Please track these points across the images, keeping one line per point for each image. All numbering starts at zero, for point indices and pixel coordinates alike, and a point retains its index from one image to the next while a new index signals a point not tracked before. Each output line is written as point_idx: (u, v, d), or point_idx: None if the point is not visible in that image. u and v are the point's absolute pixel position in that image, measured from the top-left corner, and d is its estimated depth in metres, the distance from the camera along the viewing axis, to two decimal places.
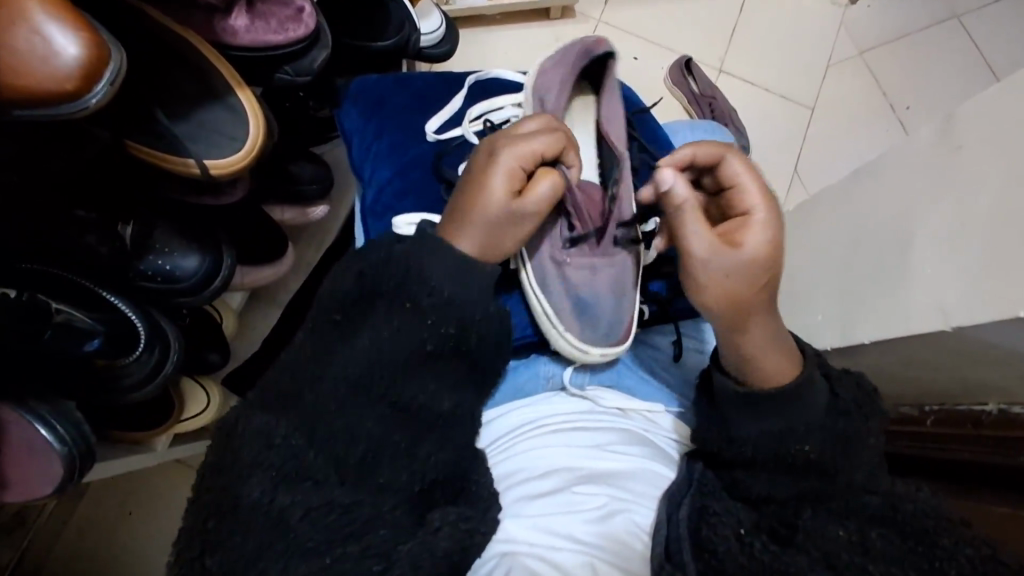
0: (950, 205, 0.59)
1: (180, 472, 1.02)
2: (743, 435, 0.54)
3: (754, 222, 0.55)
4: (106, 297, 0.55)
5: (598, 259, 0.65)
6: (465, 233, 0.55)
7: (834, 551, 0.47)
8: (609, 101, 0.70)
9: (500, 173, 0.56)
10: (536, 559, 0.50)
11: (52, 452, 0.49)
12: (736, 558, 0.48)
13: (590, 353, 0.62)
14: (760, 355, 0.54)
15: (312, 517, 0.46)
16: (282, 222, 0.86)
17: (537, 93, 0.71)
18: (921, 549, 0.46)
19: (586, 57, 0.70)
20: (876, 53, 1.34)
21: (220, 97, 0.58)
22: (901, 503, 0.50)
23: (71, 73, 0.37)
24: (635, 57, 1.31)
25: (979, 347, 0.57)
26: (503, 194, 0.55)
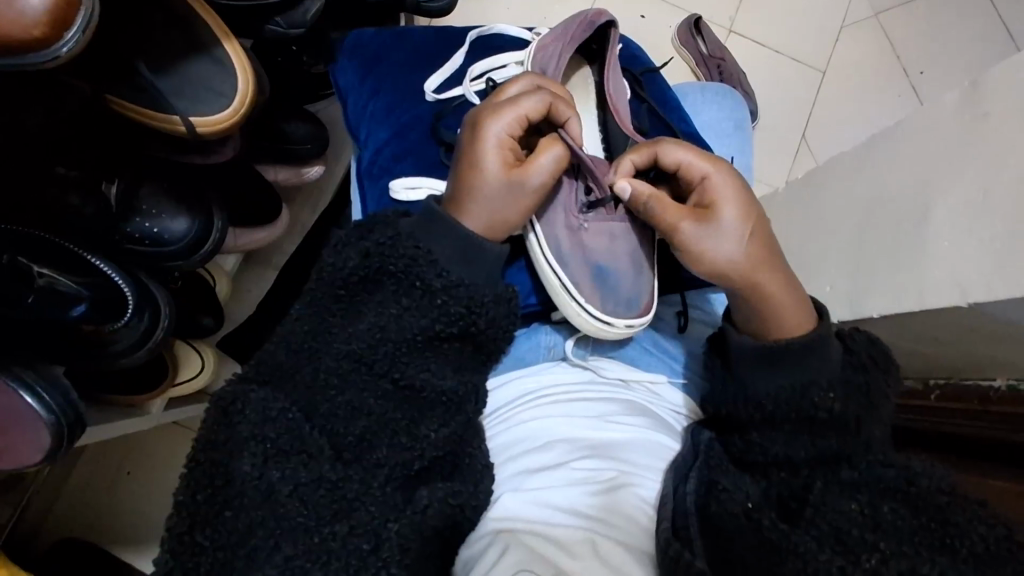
0: (975, 175, 0.57)
1: (177, 433, 1.01)
2: (762, 391, 0.54)
3: (712, 182, 0.56)
4: (90, 261, 0.53)
5: (616, 225, 0.62)
6: (466, 211, 0.54)
7: (845, 527, 0.46)
8: (615, 73, 0.67)
9: (492, 145, 0.54)
10: (532, 533, 0.49)
11: (40, 421, 0.47)
12: (746, 535, 0.48)
13: (614, 326, 0.60)
14: (782, 309, 0.55)
15: (302, 492, 0.48)
16: (276, 182, 0.83)
17: (535, 61, 0.67)
18: (933, 525, 0.45)
19: (590, 26, 0.67)
20: (893, 13, 1.29)
21: (206, 49, 0.54)
22: (917, 477, 0.48)
23: (39, 19, 0.34)
24: (642, 15, 1.26)
25: (994, 323, 0.56)
26: (495, 164, 0.54)
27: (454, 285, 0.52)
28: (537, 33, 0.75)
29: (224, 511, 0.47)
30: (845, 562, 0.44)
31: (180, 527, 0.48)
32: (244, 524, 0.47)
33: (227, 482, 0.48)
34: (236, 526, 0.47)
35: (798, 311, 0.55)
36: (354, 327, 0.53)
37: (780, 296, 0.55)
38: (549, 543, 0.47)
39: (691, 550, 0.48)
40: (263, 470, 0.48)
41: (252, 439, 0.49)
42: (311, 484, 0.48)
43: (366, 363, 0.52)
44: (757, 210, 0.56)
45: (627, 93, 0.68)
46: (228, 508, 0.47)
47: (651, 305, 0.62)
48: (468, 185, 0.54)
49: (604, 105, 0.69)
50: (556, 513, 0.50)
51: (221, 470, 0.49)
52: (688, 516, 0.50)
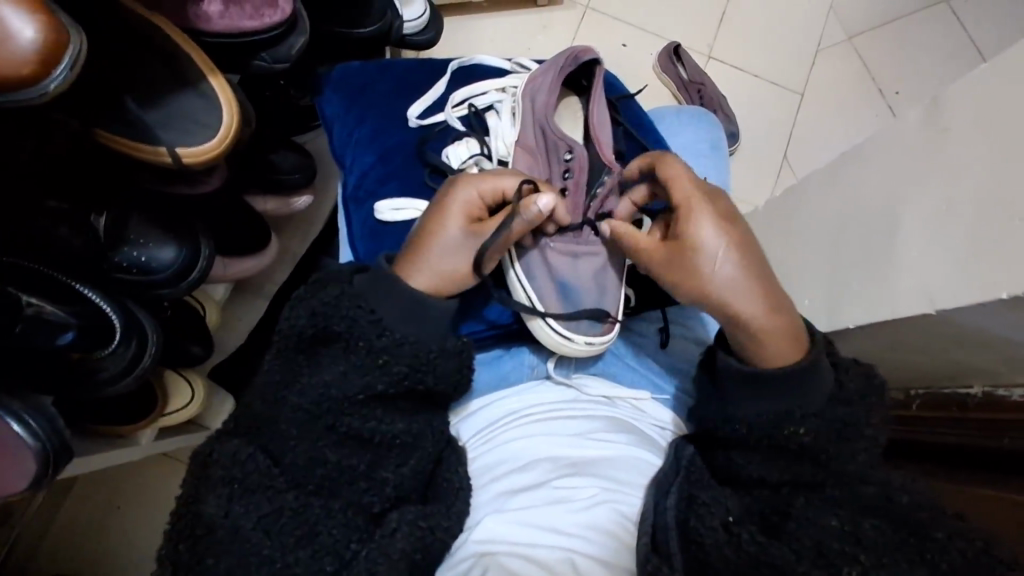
0: (941, 186, 0.58)
1: (166, 464, 1.01)
2: (739, 413, 0.55)
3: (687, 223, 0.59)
4: (77, 289, 0.53)
5: (581, 247, 0.66)
6: (419, 266, 0.57)
7: (825, 542, 0.48)
8: (598, 104, 0.69)
9: (457, 213, 0.59)
10: (512, 556, 0.49)
11: (25, 447, 0.47)
12: (723, 549, 0.49)
13: (575, 341, 0.62)
14: (766, 335, 0.54)
15: (264, 524, 0.48)
16: (265, 213, 0.85)
17: (526, 91, 0.70)
18: (913, 541, 0.47)
19: (574, 60, 0.69)
20: (865, 37, 1.34)
21: (192, 83, 0.56)
22: (896, 493, 0.50)
23: (28, 58, 0.36)
24: (623, 44, 1.30)
25: (967, 331, 0.57)
26: (458, 225, 0.58)
27: (430, 318, 0.55)
28: (516, 62, 0.78)
29: (207, 539, 0.47)
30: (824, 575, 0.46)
31: (167, 555, 0.48)
32: (228, 547, 0.47)
33: (209, 507, 0.48)
34: (225, 552, 0.47)
35: (794, 341, 0.54)
36: (341, 352, 0.54)
37: (763, 321, 0.54)
38: (528, 565, 0.48)
39: (669, 563, 0.49)
40: (229, 506, 0.48)
41: (225, 476, 0.50)
42: (286, 509, 0.49)
43: (350, 385, 0.53)
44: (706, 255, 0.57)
45: (609, 123, 0.70)
46: (212, 535, 0.47)
47: (614, 325, 0.65)
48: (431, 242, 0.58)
49: (587, 135, 0.71)
50: (536, 536, 0.50)
51: (204, 495, 0.49)
52: (666, 530, 0.50)
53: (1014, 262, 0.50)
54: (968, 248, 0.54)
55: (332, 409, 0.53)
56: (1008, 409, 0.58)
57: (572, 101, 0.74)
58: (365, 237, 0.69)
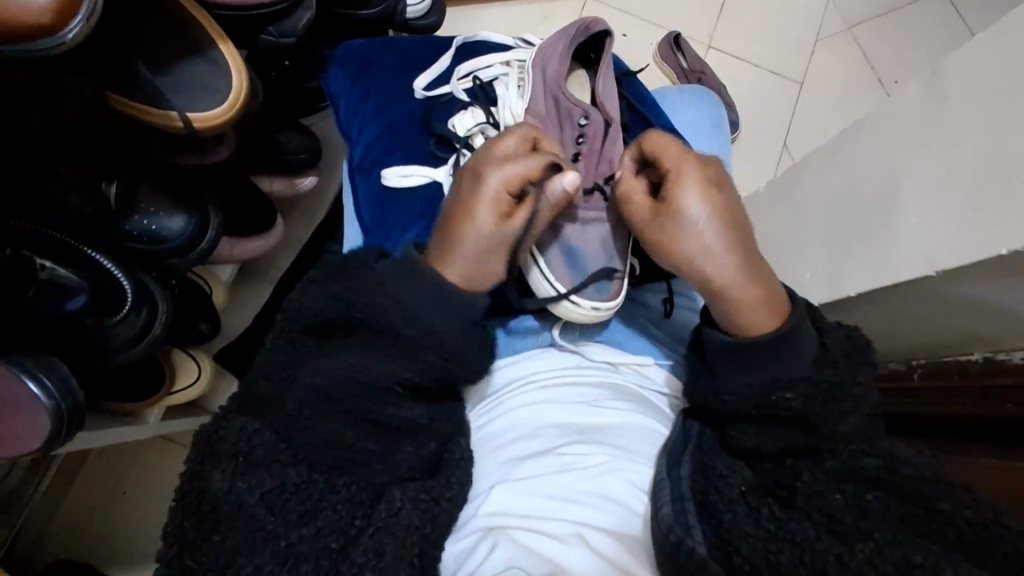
0: (939, 152, 0.59)
1: (170, 450, 1.01)
2: (728, 386, 0.54)
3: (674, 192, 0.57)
4: (90, 255, 0.54)
5: (588, 214, 0.66)
6: (454, 267, 0.55)
7: (837, 514, 0.46)
8: (605, 75, 0.70)
9: (486, 207, 0.55)
10: (523, 530, 0.46)
11: (41, 407, 0.48)
12: (742, 525, 0.47)
13: (582, 307, 0.63)
14: (745, 302, 0.54)
15: (267, 499, 0.47)
16: (270, 193, 0.85)
17: (534, 62, 0.70)
18: (918, 513, 0.46)
19: (584, 31, 0.70)
20: (864, 27, 1.35)
21: (202, 51, 0.57)
22: (897, 466, 0.48)
23: (47, 8, 0.37)
24: (624, 34, 1.31)
25: (965, 297, 0.58)
26: (490, 220, 0.55)
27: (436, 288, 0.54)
28: (520, 38, 0.79)
29: (211, 514, 0.46)
30: (842, 548, 0.44)
31: (173, 532, 0.46)
32: (235, 526, 0.45)
33: (214, 481, 0.47)
34: (228, 529, 0.45)
35: (775, 308, 0.55)
36: (347, 323, 0.55)
37: (746, 288, 0.54)
38: (541, 538, 0.45)
39: (691, 534, 0.46)
40: (231, 482, 0.47)
41: (231, 450, 0.48)
42: (289, 485, 0.48)
43: (356, 351, 0.54)
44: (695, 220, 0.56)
45: (616, 94, 0.71)
46: (217, 511, 0.46)
47: (620, 291, 0.66)
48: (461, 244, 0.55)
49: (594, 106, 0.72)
50: (545, 508, 0.49)
51: (209, 472, 0.48)
52: (684, 501, 0.48)
53: (1012, 219, 0.51)
54: (968, 210, 0.55)
55: (350, 393, 0.53)
56: (1009, 371, 0.59)
57: (580, 74, 0.75)
58: (372, 206, 0.71)
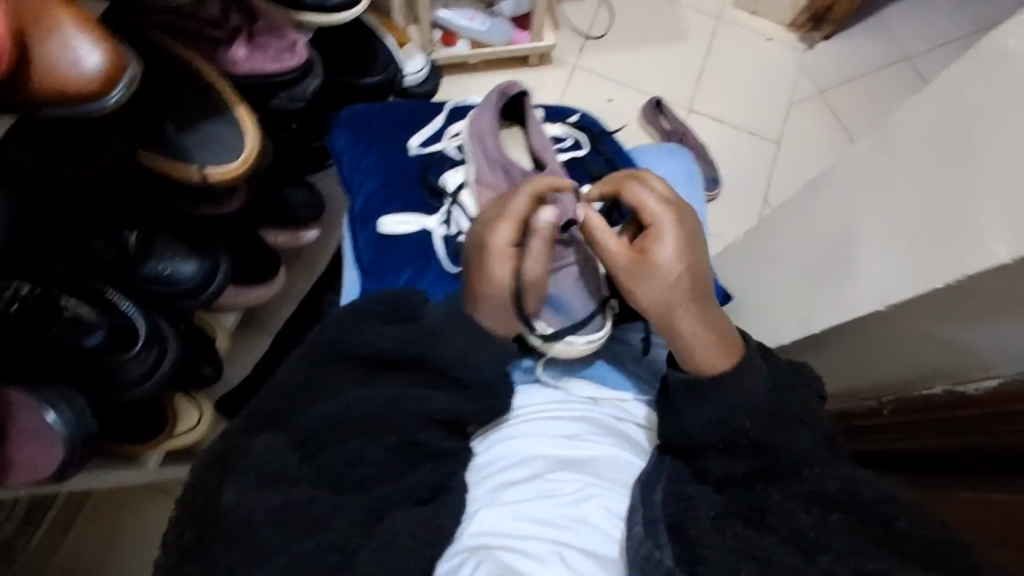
0: (886, 200, 0.65)
1: (167, 499, 1.02)
2: (696, 425, 0.59)
3: (656, 228, 0.65)
4: (109, 296, 0.59)
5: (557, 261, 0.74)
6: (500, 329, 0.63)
7: (804, 529, 0.49)
8: (535, 128, 0.79)
9: (502, 274, 0.62)
10: (509, 551, 0.49)
11: (56, 434, 0.52)
12: (710, 535, 0.48)
13: (574, 343, 0.68)
14: (701, 351, 0.61)
15: (275, 514, 0.46)
16: (275, 245, 0.90)
17: (470, 133, 0.77)
18: (882, 533, 0.49)
19: (502, 96, 0.79)
20: (834, 91, 1.45)
21: (220, 111, 0.64)
22: (861, 488, 0.51)
23: (96, 76, 0.44)
24: (610, 99, 1.41)
25: (926, 330, 0.63)
26: (511, 281, 0.62)
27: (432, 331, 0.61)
28: None
29: (219, 529, 0.46)
30: (803, 560, 0.46)
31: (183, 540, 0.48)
32: (236, 538, 0.45)
33: (225, 498, 0.48)
34: (234, 542, 0.45)
35: (728, 350, 0.61)
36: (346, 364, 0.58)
37: (702, 338, 0.61)
38: (522, 557, 0.48)
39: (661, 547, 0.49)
40: (242, 499, 0.47)
41: (248, 466, 0.49)
42: (295, 502, 0.48)
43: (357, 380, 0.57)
44: (681, 262, 0.63)
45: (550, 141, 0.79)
46: (224, 527, 0.46)
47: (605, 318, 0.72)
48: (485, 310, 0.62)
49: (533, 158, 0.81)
50: (528, 529, 0.51)
51: (222, 491, 0.49)
52: (657, 523, 0.50)
53: (947, 256, 0.56)
54: (909, 249, 0.60)
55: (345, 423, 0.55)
56: (968, 401, 0.62)
57: (512, 130, 0.84)
58: (370, 249, 0.76)
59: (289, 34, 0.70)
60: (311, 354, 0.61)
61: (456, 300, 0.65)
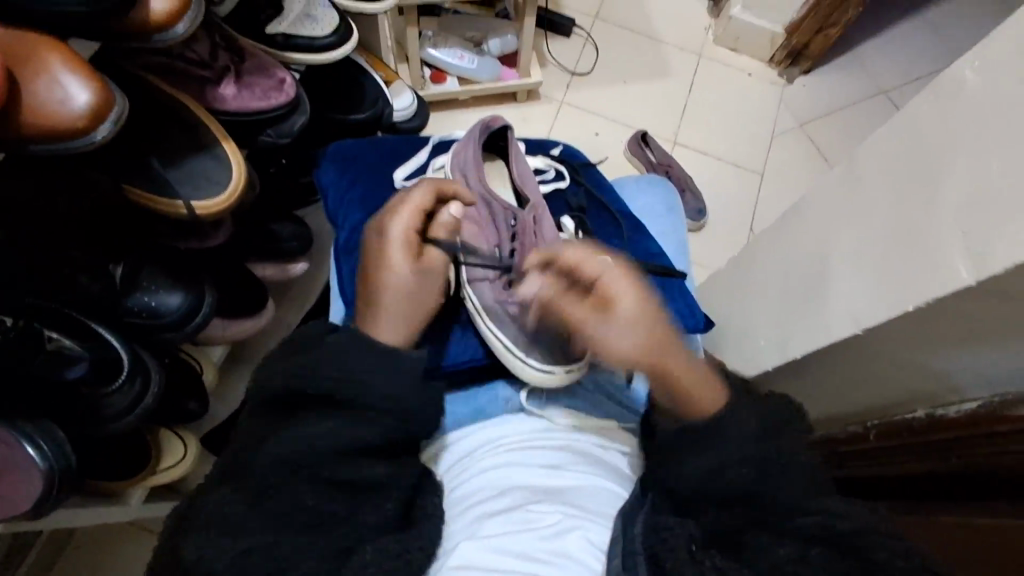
0: (856, 227, 0.67)
1: (150, 537, 1.00)
2: (694, 464, 0.57)
3: (603, 283, 0.62)
4: (95, 329, 0.59)
5: None
6: (391, 324, 0.62)
7: (781, 565, 0.48)
8: (516, 159, 0.80)
9: (396, 257, 0.65)
10: None
11: (34, 467, 0.52)
12: (688, 565, 0.48)
13: (558, 373, 0.68)
14: (695, 390, 0.61)
15: (242, 560, 0.47)
16: (263, 278, 0.92)
17: (454, 166, 0.80)
18: (859, 565, 0.48)
19: (486, 129, 0.79)
20: (814, 124, 1.50)
21: (207, 147, 0.65)
22: (832, 521, 0.51)
23: (82, 113, 0.45)
24: (595, 132, 1.44)
25: (903, 353, 0.63)
26: (404, 264, 0.65)
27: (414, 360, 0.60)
28: None
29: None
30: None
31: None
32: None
33: (186, 548, 0.49)
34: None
35: (710, 394, 0.61)
36: (318, 398, 0.57)
37: (692, 383, 0.61)
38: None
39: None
40: (203, 550, 0.48)
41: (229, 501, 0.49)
42: (271, 545, 0.48)
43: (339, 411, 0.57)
44: (643, 319, 0.60)
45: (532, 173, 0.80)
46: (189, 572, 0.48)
47: None
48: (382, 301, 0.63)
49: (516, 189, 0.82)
50: (510, 563, 0.50)
51: (184, 542, 0.49)
52: (635, 555, 0.50)
53: (916, 279, 0.57)
54: (881, 273, 0.61)
55: (323, 462, 0.54)
56: (949, 424, 0.61)
57: (497, 163, 0.85)
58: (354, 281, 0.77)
59: (276, 73, 0.73)
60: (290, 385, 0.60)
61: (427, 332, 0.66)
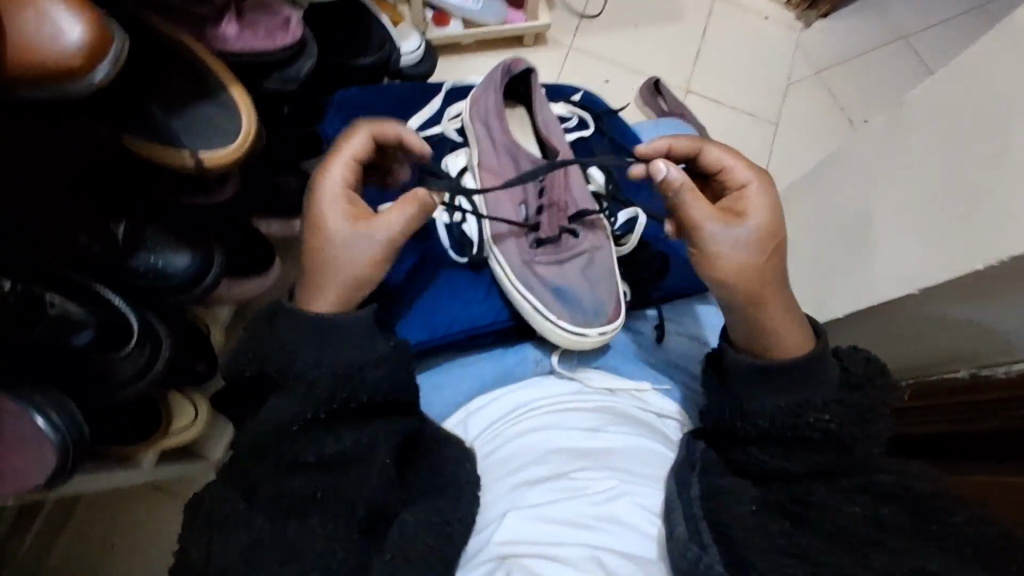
0: (909, 179, 0.63)
1: (163, 498, 0.99)
2: (762, 408, 0.55)
3: (746, 190, 0.62)
4: (99, 292, 0.56)
5: (564, 255, 0.70)
6: (325, 286, 0.57)
7: (849, 526, 0.48)
8: (541, 105, 0.75)
9: (329, 210, 0.59)
10: (539, 559, 0.47)
11: (47, 441, 0.48)
12: (756, 539, 0.47)
13: (588, 335, 0.66)
14: (782, 326, 0.58)
15: (263, 544, 0.46)
16: (269, 235, 0.87)
17: (474, 115, 0.75)
18: (934, 527, 0.48)
19: (507, 73, 0.74)
20: (832, 71, 1.43)
21: (214, 94, 0.60)
22: (913, 482, 0.50)
23: (80, 52, 0.40)
24: (606, 80, 1.37)
25: (957, 320, 0.60)
26: (337, 219, 0.58)
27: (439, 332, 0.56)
28: None
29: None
30: (854, 561, 0.45)
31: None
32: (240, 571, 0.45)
33: (202, 547, 0.47)
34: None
35: (799, 337, 0.58)
36: (344, 367, 0.53)
37: (781, 319, 0.58)
38: (555, 564, 0.46)
39: (707, 551, 0.48)
40: (224, 537, 0.47)
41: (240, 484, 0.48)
42: (292, 530, 0.47)
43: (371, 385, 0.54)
44: (770, 233, 0.59)
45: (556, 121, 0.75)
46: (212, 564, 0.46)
47: (618, 311, 0.69)
48: (314, 262, 0.59)
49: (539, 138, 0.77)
50: (558, 534, 0.49)
51: (204, 539, 0.47)
52: (698, 520, 0.50)
53: (977, 237, 0.54)
54: (938, 230, 0.58)
55: (342, 432, 0.52)
56: (994, 385, 0.60)
57: (518, 110, 0.79)
58: None
59: (281, 11, 0.67)
60: None
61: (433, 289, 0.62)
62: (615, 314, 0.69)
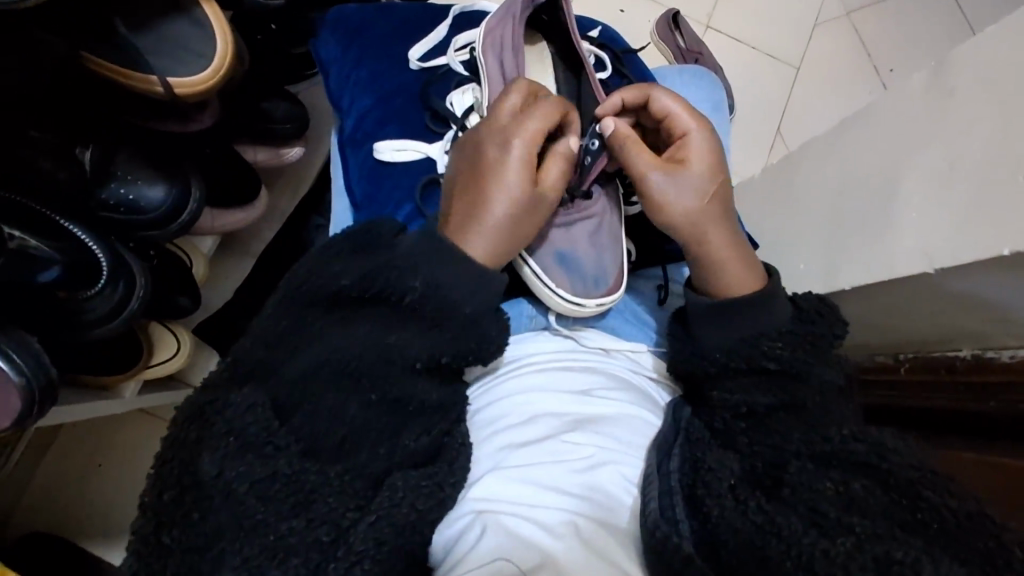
0: (943, 148, 0.59)
1: (149, 422, 0.99)
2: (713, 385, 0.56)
3: (688, 140, 0.61)
4: (65, 227, 0.52)
5: (572, 216, 0.66)
6: (483, 238, 0.55)
7: (821, 509, 0.46)
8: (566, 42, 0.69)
9: (516, 175, 0.56)
10: (515, 518, 0.45)
11: (11, 381, 0.47)
12: (733, 521, 0.46)
13: (587, 306, 0.64)
14: (730, 263, 0.58)
15: (258, 489, 0.44)
16: (255, 163, 0.82)
17: (486, 46, 0.68)
18: (904, 501, 0.46)
19: (530, 4, 0.68)
20: (863, 12, 1.33)
21: (184, 9, 0.55)
22: (888, 452, 0.48)
23: None
24: (622, 10, 1.28)
25: (975, 302, 0.58)
26: (523, 181, 0.56)
27: (435, 296, 0.51)
28: None
29: (196, 491, 0.44)
30: (826, 543, 0.43)
31: (149, 504, 0.45)
32: (221, 507, 0.43)
33: (203, 464, 0.44)
34: (214, 507, 0.43)
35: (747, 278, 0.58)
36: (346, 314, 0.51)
37: (723, 252, 0.58)
38: (527, 524, 0.44)
39: (678, 529, 0.46)
40: (223, 466, 0.44)
41: (224, 429, 0.45)
42: (285, 475, 0.45)
43: (356, 340, 0.50)
44: (712, 184, 0.59)
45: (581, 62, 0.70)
46: (203, 491, 0.44)
47: (619, 283, 0.66)
48: (465, 225, 0.56)
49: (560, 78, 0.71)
50: (534, 494, 0.47)
51: (199, 453, 0.45)
52: (672, 494, 0.49)
53: (1011, 218, 0.51)
54: (971, 207, 0.55)
55: (323, 380, 0.49)
56: (1000, 369, 0.58)
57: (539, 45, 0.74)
58: (364, 179, 0.70)
59: None
60: (285, 298, 0.52)
61: (431, 229, 0.55)
62: (617, 285, 0.66)
